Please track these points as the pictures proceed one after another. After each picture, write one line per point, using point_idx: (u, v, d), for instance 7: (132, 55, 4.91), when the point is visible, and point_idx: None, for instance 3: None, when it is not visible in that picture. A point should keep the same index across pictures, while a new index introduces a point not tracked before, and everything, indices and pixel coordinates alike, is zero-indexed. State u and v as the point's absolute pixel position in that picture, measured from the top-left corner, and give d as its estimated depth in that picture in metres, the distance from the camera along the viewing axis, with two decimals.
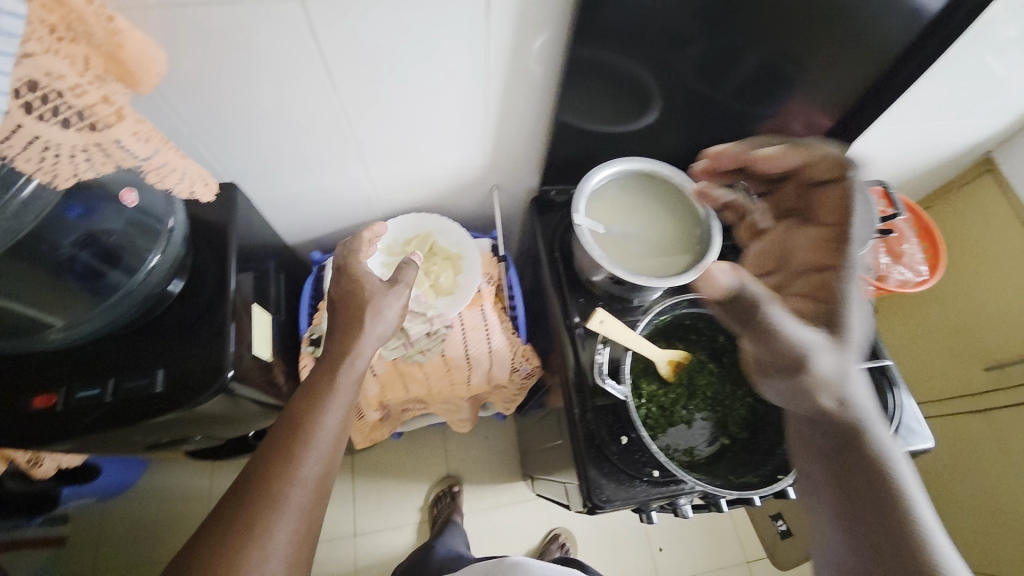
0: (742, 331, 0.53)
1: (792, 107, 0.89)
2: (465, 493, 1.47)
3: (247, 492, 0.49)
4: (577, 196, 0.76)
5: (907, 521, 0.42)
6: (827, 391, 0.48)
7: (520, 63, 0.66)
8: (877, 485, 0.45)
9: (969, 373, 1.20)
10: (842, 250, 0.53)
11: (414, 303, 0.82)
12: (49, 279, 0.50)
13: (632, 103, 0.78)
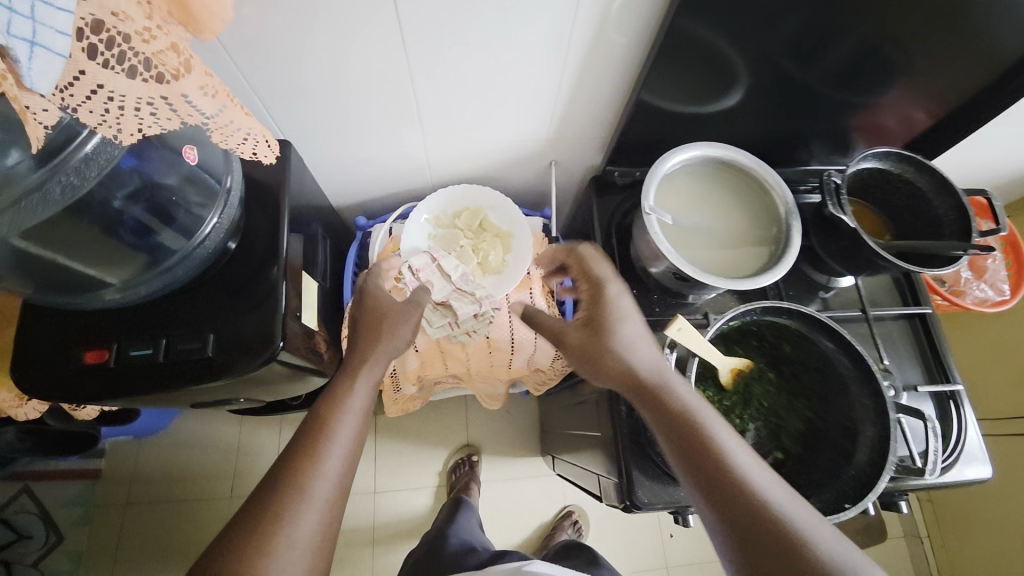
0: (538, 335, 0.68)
1: (891, 98, 0.81)
2: (484, 463, 1.49)
3: (278, 482, 0.49)
4: (648, 183, 0.69)
5: (710, 449, 0.49)
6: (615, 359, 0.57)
7: (604, 32, 0.59)
8: (694, 437, 0.51)
9: None
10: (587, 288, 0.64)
11: (461, 282, 0.77)
12: (106, 236, 0.48)
13: (715, 84, 0.71)
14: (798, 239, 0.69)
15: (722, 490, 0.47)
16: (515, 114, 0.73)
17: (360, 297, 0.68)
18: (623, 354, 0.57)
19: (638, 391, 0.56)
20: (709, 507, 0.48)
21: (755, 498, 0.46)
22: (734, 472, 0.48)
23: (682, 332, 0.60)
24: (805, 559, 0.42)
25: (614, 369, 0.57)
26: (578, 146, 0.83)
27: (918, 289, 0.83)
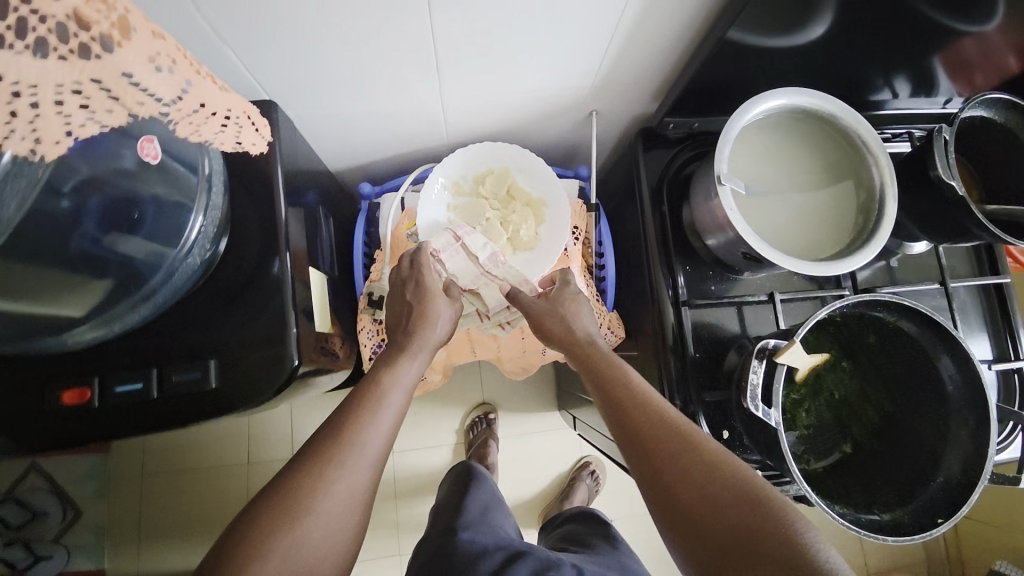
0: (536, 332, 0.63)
1: (1001, 26, 0.67)
2: (500, 419, 1.48)
3: (334, 434, 0.46)
4: (722, 143, 0.58)
5: (622, 382, 0.53)
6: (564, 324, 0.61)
7: None
8: (611, 375, 0.54)
9: None
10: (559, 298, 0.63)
11: (490, 264, 0.65)
12: (64, 273, 0.38)
13: (812, 12, 0.56)
14: (893, 210, 0.59)
15: (632, 417, 0.50)
16: (556, 55, 0.59)
17: (408, 285, 0.61)
18: (566, 315, 0.60)
19: (569, 347, 0.58)
20: (623, 439, 0.50)
21: (658, 413, 0.49)
22: (645, 399, 0.51)
23: (798, 353, 0.52)
24: (701, 460, 0.44)
25: (557, 330, 0.60)
26: (624, 91, 0.69)
27: (998, 255, 0.75)
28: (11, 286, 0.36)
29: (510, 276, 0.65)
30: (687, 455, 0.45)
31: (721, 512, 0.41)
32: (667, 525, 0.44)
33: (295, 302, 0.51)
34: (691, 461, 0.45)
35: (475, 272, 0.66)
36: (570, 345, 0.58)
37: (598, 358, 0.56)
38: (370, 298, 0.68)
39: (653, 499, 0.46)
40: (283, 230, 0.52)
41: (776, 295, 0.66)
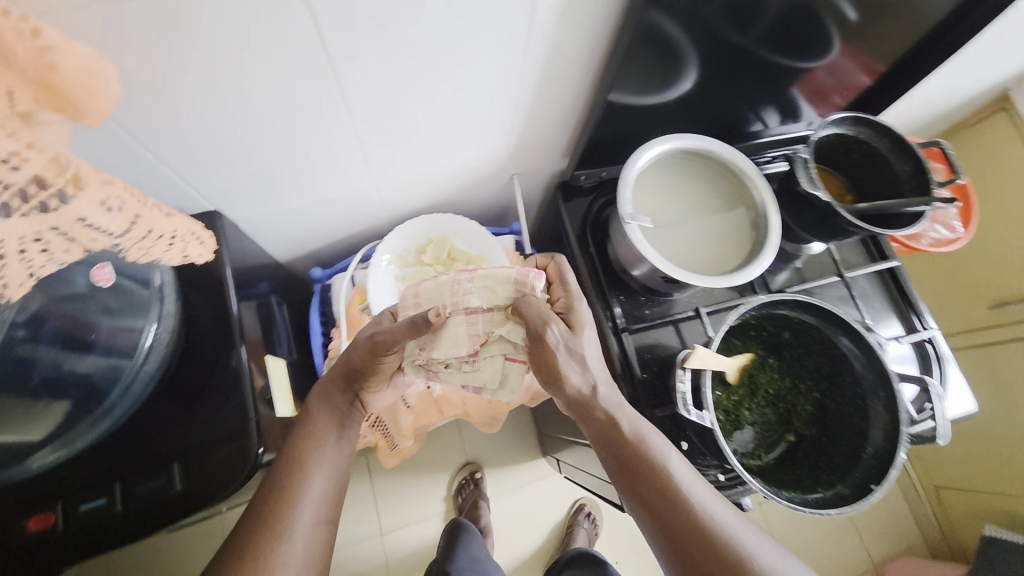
0: (552, 366, 0.54)
1: (836, 59, 0.82)
2: (488, 477, 1.46)
3: (263, 514, 0.51)
4: (622, 187, 0.66)
5: (655, 468, 0.54)
6: (573, 360, 0.55)
7: (555, 37, 0.55)
8: (644, 461, 0.54)
9: (973, 310, 1.32)
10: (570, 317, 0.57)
11: (460, 298, 0.56)
12: (20, 399, 0.41)
13: (677, 69, 0.68)
14: (777, 222, 0.69)
15: (670, 508, 0.52)
16: (470, 131, 0.67)
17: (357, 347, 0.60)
18: (575, 349, 0.55)
19: (583, 410, 0.57)
20: (655, 522, 0.53)
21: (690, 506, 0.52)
22: (680, 496, 0.53)
23: (703, 357, 0.59)
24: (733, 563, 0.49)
25: (567, 380, 0.55)
26: (537, 154, 0.78)
27: (882, 244, 0.86)
28: None
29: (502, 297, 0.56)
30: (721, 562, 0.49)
31: None
32: None
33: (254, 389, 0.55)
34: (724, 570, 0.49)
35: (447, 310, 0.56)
36: (585, 408, 0.57)
37: (628, 437, 0.55)
38: None
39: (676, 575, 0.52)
40: (236, 321, 0.56)
41: (701, 310, 0.73)
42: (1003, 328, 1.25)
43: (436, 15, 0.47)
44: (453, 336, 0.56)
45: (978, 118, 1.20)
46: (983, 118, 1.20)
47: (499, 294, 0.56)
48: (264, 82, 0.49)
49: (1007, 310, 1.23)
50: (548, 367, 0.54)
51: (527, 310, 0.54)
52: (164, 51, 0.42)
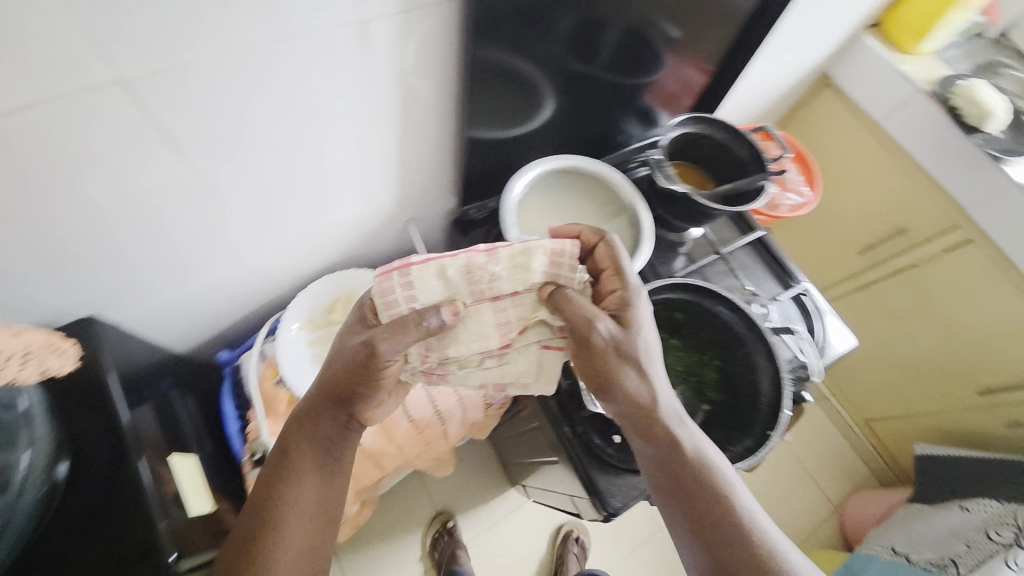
0: (602, 357, 0.59)
1: (670, 68, 0.93)
2: (462, 523, 1.43)
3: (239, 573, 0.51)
4: (504, 214, 0.71)
5: (706, 476, 0.58)
6: (631, 364, 0.59)
7: (402, 93, 0.59)
8: (695, 467, 0.59)
9: (848, 258, 1.49)
10: (625, 316, 0.59)
11: (473, 287, 0.56)
12: None
13: (530, 97, 0.74)
14: (649, 219, 0.76)
15: (711, 511, 0.57)
16: (350, 193, 0.69)
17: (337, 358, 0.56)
18: (630, 351, 0.59)
19: (639, 416, 0.60)
20: (692, 520, 0.57)
21: (732, 515, 0.56)
22: (730, 507, 0.57)
23: None
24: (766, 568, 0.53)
25: (625, 383, 0.60)
26: (426, 200, 0.81)
27: (749, 218, 0.96)
28: None
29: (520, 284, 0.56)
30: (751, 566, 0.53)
31: None
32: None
33: (159, 493, 0.52)
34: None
35: (468, 302, 0.57)
36: (647, 417, 0.60)
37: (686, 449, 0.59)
38: (254, 458, 0.68)
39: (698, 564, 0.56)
40: (130, 429, 0.53)
41: None
42: (875, 268, 1.44)
43: (271, 94, 0.50)
44: (479, 330, 0.58)
45: (806, 98, 1.39)
46: (811, 97, 1.38)
47: (533, 272, 0.57)
48: (112, 181, 0.49)
49: (874, 252, 1.41)
50: (600, 366, 0.59)
51: (569, 300, 0.57)
52: None
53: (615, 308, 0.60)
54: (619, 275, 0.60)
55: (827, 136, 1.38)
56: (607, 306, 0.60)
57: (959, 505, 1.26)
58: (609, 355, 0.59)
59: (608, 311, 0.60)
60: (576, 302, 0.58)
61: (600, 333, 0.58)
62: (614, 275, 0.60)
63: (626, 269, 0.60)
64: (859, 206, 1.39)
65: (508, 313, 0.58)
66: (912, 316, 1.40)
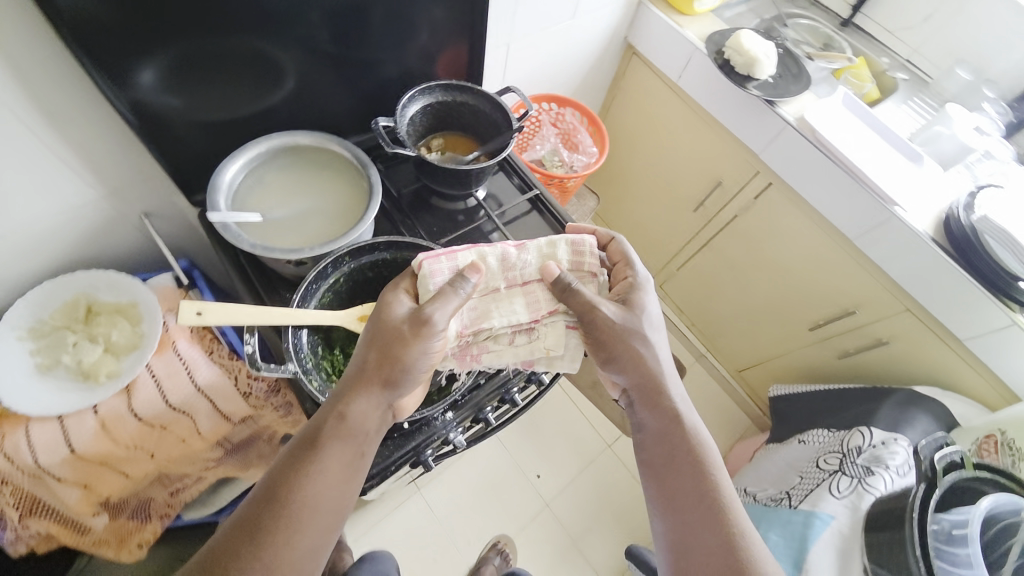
0: (613, 331, 0.66)
1: (427, 47, 0.91)
2: (347, 525, 1.42)
3: (253, 544, 0.51)
4: (210, 195, 0.69)
5: (693, 445, 0.64)
6: (639, 338, 0.67)
7: (17, 74, 0.57)
8: (684, 437, 0.65)
9: (686, 217, 1.55)
10: (633, 297, 0.70)
11: (504, 268, 0.69)
12: None
13: (238, 89, 0.74)
14: (378, 186, 0.76)
15: (688, 474, 0.63)
16: (25, 188, 0.66)
17: (390, 325, 0.61)
18: (639, 333, 0.67)
19: (646, 391, 0.67)
20: (670, 479, 0.64)
21: (709, 481, 0.62)
22: (710, 476, 0.63)
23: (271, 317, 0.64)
24: (727, 530, 0.59)
25: (634, 357, 0.66)
26: (150, 188, 0.78)
27: (526, 178, 0.99)
28: None
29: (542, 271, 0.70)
30: (717, 527, 0.59)
31: (706, 562, 0.58)
32: (667, 528, 0.62)
33: None
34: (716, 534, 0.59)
35: (503, 286, 0.70)
36: (654, 392, 0.67)
37: (681, 423, 0.66)
38: None
39: (666, 514, 0.63)
40: None
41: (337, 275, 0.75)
42: (706, 224, 1.50)
43: None
44: (510, 308, 0.69)
45: (622, 67, 1.45)
46: (625, 64, 1.44)
47: (560, 256, 0.71)
48: None
49: (705, 208, 1.47)
50: (614, 339, 0.66)
51: (573, 288, 0.67)
52: None
53: (623, 292, 0.70)
54: (629, 267, 0.73)
55: (643, 99, 1.44)
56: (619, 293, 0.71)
57: (798, 439, 1.30)
58: (623, 332, 0.66)
59: (618, 297, 0.70)
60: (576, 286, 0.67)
61: (607, 312, 0.66)
62: (624, 271, 0.73)
63: (633, 261, 0.73)
64: (681, 165, 1.46)
65: (536, 292, 0.69)
66: (746, 263, 1.47)
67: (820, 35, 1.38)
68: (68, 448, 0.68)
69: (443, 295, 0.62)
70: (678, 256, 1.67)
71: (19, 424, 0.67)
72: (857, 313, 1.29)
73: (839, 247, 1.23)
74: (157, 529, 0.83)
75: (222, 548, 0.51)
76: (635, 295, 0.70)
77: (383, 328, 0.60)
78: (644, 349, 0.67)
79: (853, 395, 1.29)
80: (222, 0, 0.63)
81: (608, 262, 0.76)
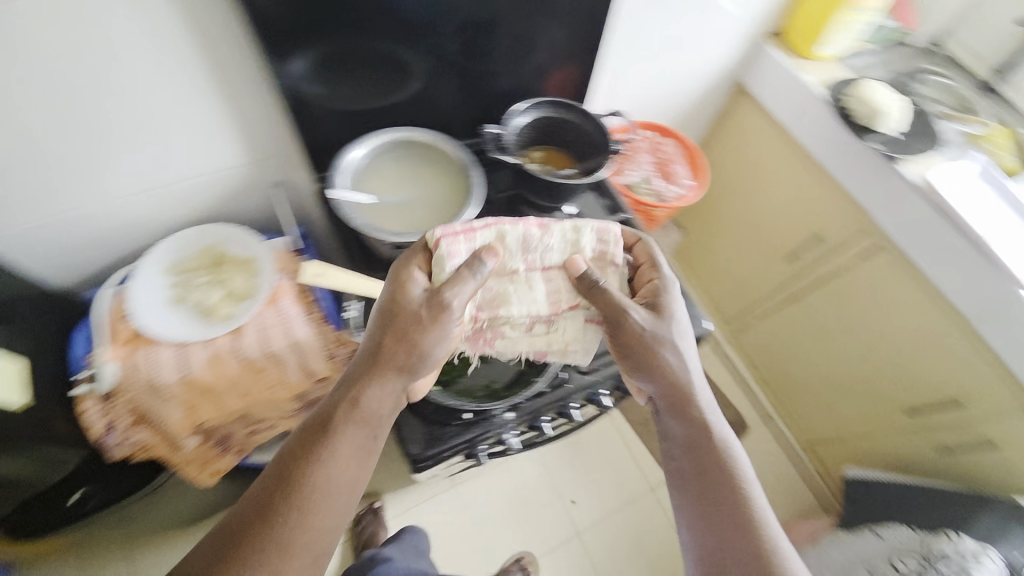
0: (637, 339, 0.67)
1: (538, 63, 0.96)
2: (387, 504, 1.47)
3: (274, 519, 0.55)
4: (333, 172, 0.78)
5: (721, 455, 0.63)
6: (667, 347, 0.67)
7: (212, 49, 0.68)
8: (711, 449, 0.64)
9: (776, 267, 1.47)
10: (658, 303, 0.69)
11: (528, 255, 0.70)
12: None
13: (373, 81, 0.83)
14: (480, 188, 0.81)
15: (715, 480, 0.62)
16: (194, 143, 0.77)
17: (404, 307, 0.63)
18: (663, 344, 0.67)
19: (676, 401, 0.67)
20: (698, 487, 0.62)
21: (738, 490, 0.61)
22: (739, 486, 0.61)
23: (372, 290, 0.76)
24: (760, 543, 0.57)
25: (660, 365, 0.67)
26: (287, 162, 0.88)
27: (618, 200, 1.00)
28: None
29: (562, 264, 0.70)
30: (746, 539, 0.58)
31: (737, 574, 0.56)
32: (694, 541, 0.61)
33: None
34: (747, 547, 0.57)
35: (521, 268, 0.70)
36: (681, 404, 0.66)
37: (709, 432, 0.65)
38: (89, 373, 0.77)
39: (693, 523, 0.61)
40: None
41: None
42: (796, 278, 1.42)
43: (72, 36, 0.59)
44: (531, 295, 0.69)
45: (728, 105, 1.43)
46: (731, 104, 1.42)
47: (583, 247, 0.71)
48: None
49: (799, 260, 1.39)
50: (637, 347, 0.67)
51: (601, 287, 0.68)
52: None
53: (649, 297, 0.69)
54: (655, 271, 0.71)
55: (745, 139, 1.41)
56: (642, 298, 0.70)
57: (874, 532, 1.16)
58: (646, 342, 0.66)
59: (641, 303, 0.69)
60: (600, 287, 0.67)
61: (632, 320, 0.66)
62: (649, 274, 0.72)
63: (660, 265, 0.72)
64: (777, 211, 1.40)
65: (556, 282, 0.70)
66: (841, 330, 1.36)
67: (956, 95, 1.27)
68: (182, 372, 0.78)
69: (461, 278, 0.64)
70: (761, 306, 1.57)
71: (147, 342, 0.78)
72: (965, 408, 1.15)
73: (958, 331, 1.10)
74: (230, 463, 0.88)
75: (242, 523, 0.55)
76: (659, 303, 0.69)
77: (397, 313, 0.63)
78: (665, 364, 0.66)
79: (949, 497, 1.14)
80: (375, 4, 0.72)
81: (633, 262, 0.75)
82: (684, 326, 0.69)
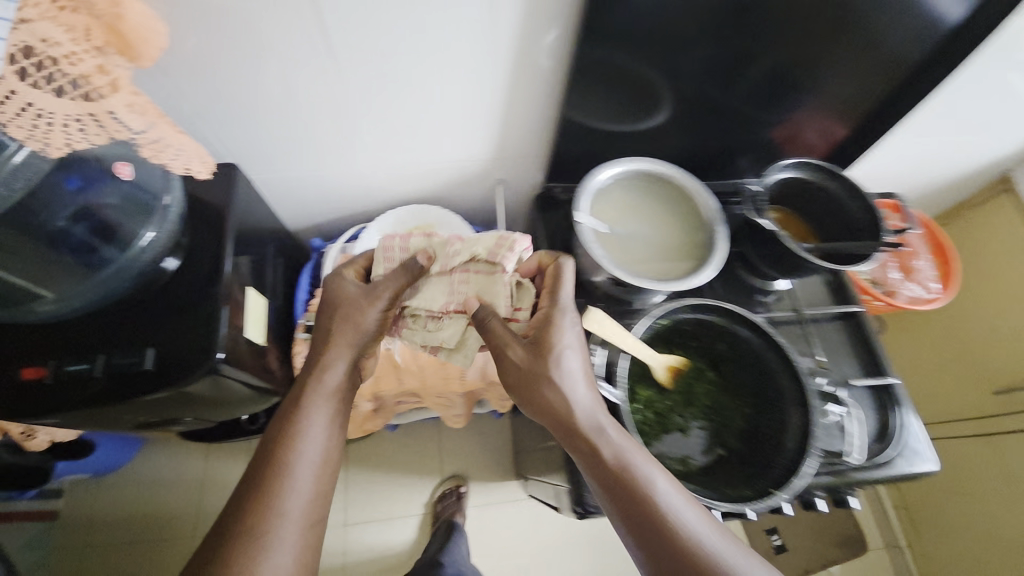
0: (519, 377, 0.60)
1: (804, 115, 0.85)
2: (471, 492, 1.49)
3: (247, 504, 0.53)
4: (579, 195, 0.72)
5: (640, 489, 0.52)
6: (551, 386, 0.58)
7: (526, 57, 0.65)
8: (629, 483, 0.53)
9: (979, 398, 1.22)
10: (543, 327, 0.61)
11: (446, 260, 0.68)
12: (44, 250, 0.52)
13: (649, 107, 0.77)
14: (723, 244, 0.73)
15: (640, 517, 0.51)
16: (456, 133, 0.76)
17: (332, 300, 0.68)
18: (551, 374, 0.59)
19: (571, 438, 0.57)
20: (633, 536, 0.51)
21: (670, 524, 0.50)
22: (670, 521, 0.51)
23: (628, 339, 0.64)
24: None
25: (552, 403, 0.58)
26: (520, 164, 0.87)
27: (849, 290, 0.88)
28: (15, 267, 0.52)
29: (472, 280, 0.67)
30: None
31: None
32: None
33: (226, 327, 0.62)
34: None
35: (434, 269, 0.68)
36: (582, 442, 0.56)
37: (619, 462, 0.54)
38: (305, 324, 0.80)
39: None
40: (228, 271, 0.64)
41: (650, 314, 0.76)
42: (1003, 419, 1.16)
43: (417, 31, 0.58)
44: (432, 295, 0.68)
45: (981, 199, 1.21)
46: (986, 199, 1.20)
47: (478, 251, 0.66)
48: (280, 74, 0.61)
49: (1012, 396, 1.14)
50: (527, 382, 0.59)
51: (490, 320, 0.63)
52: (219, 38, 0.55)
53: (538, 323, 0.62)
54: (549, 292, 0.63)
55: (992, 242, 1.19)
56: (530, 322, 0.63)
57: None
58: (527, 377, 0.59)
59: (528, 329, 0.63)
60: (490, 311, 0.64)
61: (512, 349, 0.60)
62: (544, 294, 0.64)
63: (560, 291, 0.63)
64: (1008, 334, 1.16)
65: (460, 285, 0.68)
66: None
67: None
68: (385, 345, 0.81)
69: (397, 274, 0.67)
70: (926, 426, 1.34)
71: None
72: None
73: None
74: None
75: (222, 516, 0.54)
76: (545, 327, 0.61)
77: (327, 305, 0.68)
78: (552, 396, 0.58)
79: None
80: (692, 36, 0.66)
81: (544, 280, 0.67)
82: (576, 346, 0.61)
